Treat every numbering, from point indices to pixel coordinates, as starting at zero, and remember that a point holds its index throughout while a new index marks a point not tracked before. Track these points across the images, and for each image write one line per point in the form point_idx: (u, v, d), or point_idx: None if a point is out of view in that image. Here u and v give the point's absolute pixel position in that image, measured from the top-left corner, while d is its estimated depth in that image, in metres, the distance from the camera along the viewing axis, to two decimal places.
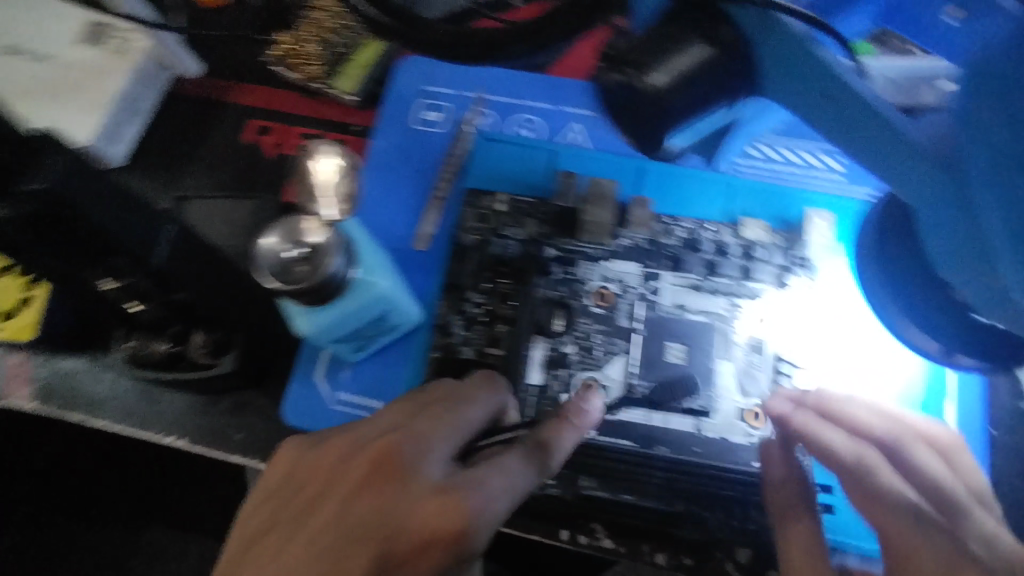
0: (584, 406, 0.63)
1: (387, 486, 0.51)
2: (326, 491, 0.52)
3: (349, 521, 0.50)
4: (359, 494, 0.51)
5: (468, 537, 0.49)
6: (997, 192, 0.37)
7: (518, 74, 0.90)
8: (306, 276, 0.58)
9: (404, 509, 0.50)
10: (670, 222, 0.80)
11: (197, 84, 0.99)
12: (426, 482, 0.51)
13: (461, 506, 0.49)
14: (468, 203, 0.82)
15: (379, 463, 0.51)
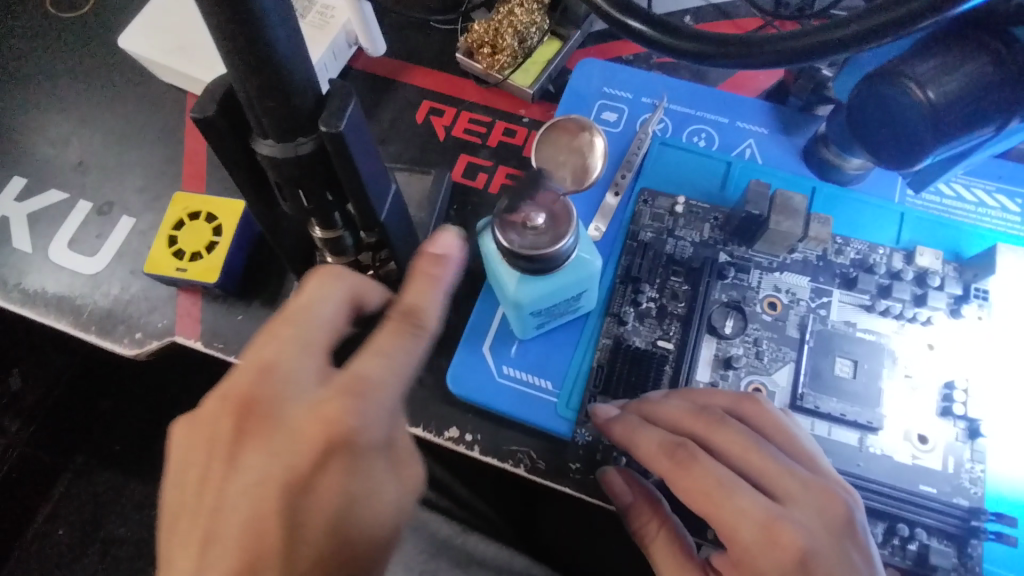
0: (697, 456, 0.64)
1: (256, 420, 0.51)
2: (216, 438, 0.52)
3: (234, 461, 0.50)
4: (224, 436, 0.51)
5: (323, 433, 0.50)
6: None
7: (695, 87, 0.94)
8: (537, 245, 0.62)
9: (277, 436, 0.50)
10: (842, 242, 0.82)
11: (375, 64, 1.05)
12: (282, 406, 0.52)
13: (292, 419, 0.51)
14: (644, 201, 0.85)
15: (232, 411, 0.51)
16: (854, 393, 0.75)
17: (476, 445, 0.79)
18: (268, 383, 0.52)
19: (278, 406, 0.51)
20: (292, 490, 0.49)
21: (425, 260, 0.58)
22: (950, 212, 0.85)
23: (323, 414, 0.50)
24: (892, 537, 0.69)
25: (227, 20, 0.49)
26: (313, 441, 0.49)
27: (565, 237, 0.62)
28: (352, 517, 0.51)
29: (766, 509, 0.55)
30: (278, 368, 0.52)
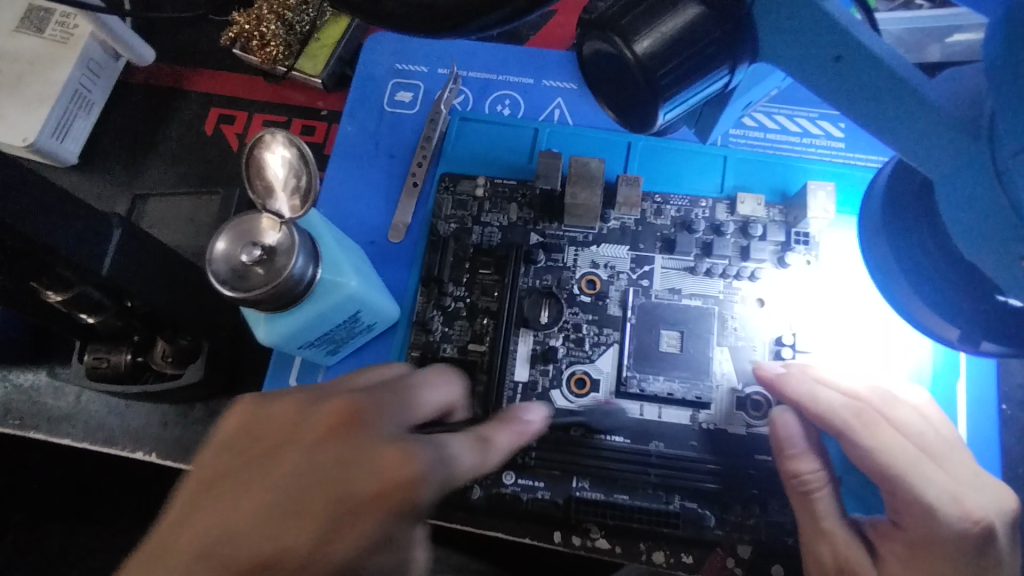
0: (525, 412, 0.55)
1: (352, 441, 0.44)
2: (285, 448, 0.45)
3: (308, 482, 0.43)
4: (322, 446, 0.44)
5: (420, 484, 0.42)
6: None
7: (494, 48, 0.84)
8: (263, 282, 0.53)
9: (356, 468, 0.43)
10: (661, 201, 0.75)
11: (148, 74, 0.93)
12: (391, 433, 0.45)
13: (419, 452, 0.44)
14: (445, 188, 0.77)
15: (350, 416, 0.45)
16: (683, 367, 0.69)
17: None
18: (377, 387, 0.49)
19: (292, 466, 0.43)
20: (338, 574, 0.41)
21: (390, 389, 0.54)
22: (774, 147, 0.78)
23: (376, 475, 0.42)
24: (728, 516, 0.66)
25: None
26: (395, 498, 0.42)
27: (289, 263, 0.53)
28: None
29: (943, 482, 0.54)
30: (387, 405, 0.47)
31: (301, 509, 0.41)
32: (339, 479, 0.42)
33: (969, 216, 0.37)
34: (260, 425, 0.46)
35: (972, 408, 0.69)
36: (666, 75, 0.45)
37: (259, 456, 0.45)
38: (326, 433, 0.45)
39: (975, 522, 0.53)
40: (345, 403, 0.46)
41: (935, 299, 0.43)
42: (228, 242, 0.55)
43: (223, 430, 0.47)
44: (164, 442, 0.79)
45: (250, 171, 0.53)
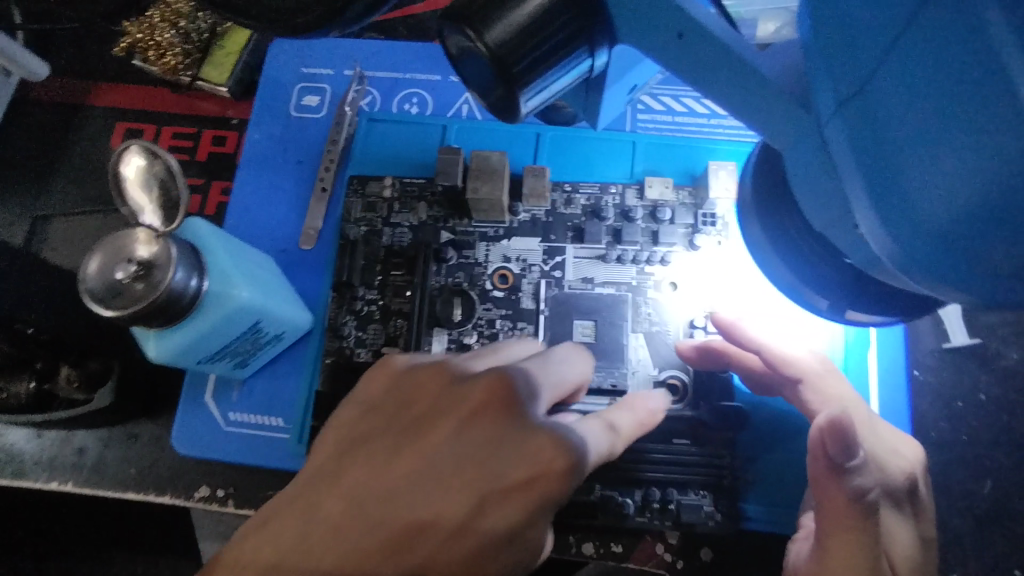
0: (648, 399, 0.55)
1: (507, 416, 0.47)
2: (442, 413, 0.49)
3: (459, 450, 0.47)
4: (479, 417, 0.48)
5: (573, 472, 0.45)
6: (844, 125, 0.30)
7: (400, 46, 0.83)
8: (138, 297, 0.51)
9: (506, 454, 0.46)
10: (571, 190, 0.75)
11: (47, 91, 0.90)
12: (540, 420, 0.47)
13: (570, 441, 0.46)
14: (353, 191, 0.75)
15: (503, 386, 0.48)
16: (597, 357, 0.69)
17: (229, 500, 0.73)
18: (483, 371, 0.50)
19: (447, 441, 0.47)
20: (416, 547, 0.45)
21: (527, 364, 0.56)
22: (682, 129, 0.79)
23: (535, 459, 0.45)
24: (650, 502, 0.65)
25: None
26: (526, 480, 0.45)
27: (166, 275, 0.51)
28: (481, 564, 0.45)
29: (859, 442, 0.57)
30: (530, 384, 0.49)
31: (452, 482, 0.46)
32: (494, 458, 0.46)
33: (812, 188, 0.37)
34: (452, 398, 0.49)
35: (883, 380, 0.71)
36: (525, 66, 0.44)
37: (504, 432, 0.47)
38: (474, 412, 0.48)
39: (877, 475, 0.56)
40: (478, 387, 0.49)
41: (800, 271, 0.43)
42: (102, 262, 0.52)
43: (373, 395, 0.52)
44: (80, 470, 0.77)
45: (116, 192, 0.52)
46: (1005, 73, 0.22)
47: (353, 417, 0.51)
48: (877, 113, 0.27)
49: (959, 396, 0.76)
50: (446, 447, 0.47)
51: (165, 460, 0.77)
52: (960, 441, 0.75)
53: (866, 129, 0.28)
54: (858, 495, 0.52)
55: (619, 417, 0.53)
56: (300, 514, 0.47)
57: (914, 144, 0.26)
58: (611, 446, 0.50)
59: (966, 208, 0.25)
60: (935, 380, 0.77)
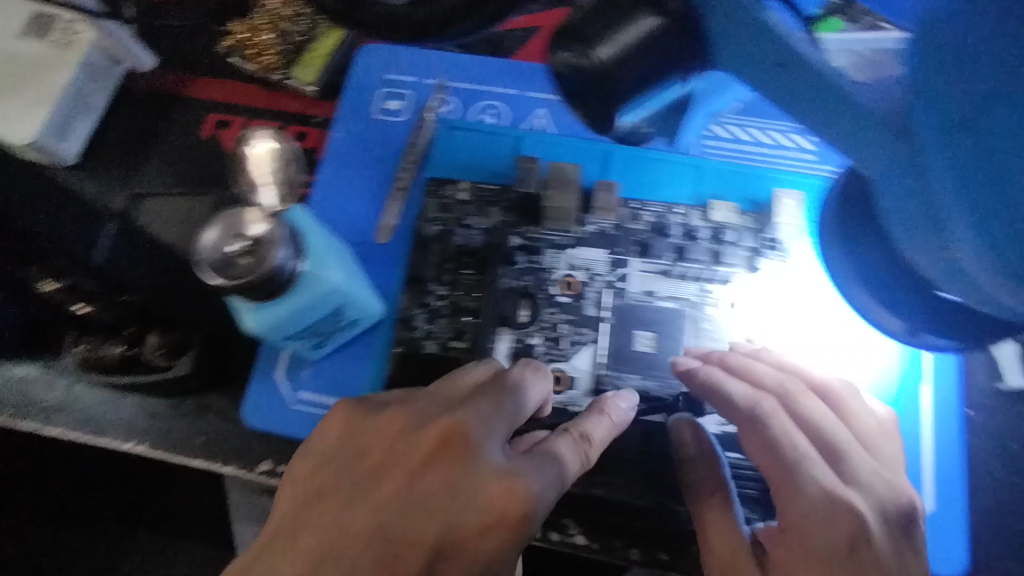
0: (619, 403, 0.65)
1: (455, 463, 0.50)
2: (389, 468, 0.51)
3: (411, 502, 0.49)
4: (428, 468, 0.50)
5: (527, 522, 0.49)
6: (947, 156, 0.32)
7: (480, 59, 0.88)
8: (247, 270, 0.56)
9: (466, 498, 0.49)
10: (638, 206, 0.78)
11: (147, 80, 0.96)
12: (493, 464, 0.51)
13: (525, 492, 0.49)
14: (430, 192, 0.79)
15: (454, 434, 0.51)
16: (656, 367, 0.72)
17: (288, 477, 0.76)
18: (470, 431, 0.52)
19: (416, 480, 0.50)
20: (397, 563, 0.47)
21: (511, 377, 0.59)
22: (747, 157, 0.82)
23: (501, 490, 0.49)
24: None
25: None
26: (496, 518, 0.48)
27: (274, 253, 0.56)
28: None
29: (828, 480, 0.60)
30: (485, 424, 0.53)
31: (416, 525, 0.48)
32: (452, 501, 0.49)
33: (903, 213, 0.40)
34: (437, 440, 0.51)
35: (936, 410, 0.73)
36: (628, 86, 0.48)
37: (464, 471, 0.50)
38: (429, 458, 0.50)
39: (852, 515, 0.58)
40: (444, 446, 0.51)
41: (880, 293, 0.46)
42: (217, 234, 0.57)
43: (319, 438, 0.55)
44: (155, 433, 0.78)
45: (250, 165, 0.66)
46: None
47: (324, 440, 0.55)
48: (985, 143, 0.30)
49: (1010, 436, 0.77)
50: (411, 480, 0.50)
51: (231, 432, 0.81)
52: (1007, 481, 0.75)
53: (971, 159, 0.31)
54: (820, 498, 0.59)
55: (596, 428, 0.61)
56: (289, 561, 0.47)
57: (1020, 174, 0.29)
58: (586, 454, 0.59)
59: None
60: (985, 420, 0.78)
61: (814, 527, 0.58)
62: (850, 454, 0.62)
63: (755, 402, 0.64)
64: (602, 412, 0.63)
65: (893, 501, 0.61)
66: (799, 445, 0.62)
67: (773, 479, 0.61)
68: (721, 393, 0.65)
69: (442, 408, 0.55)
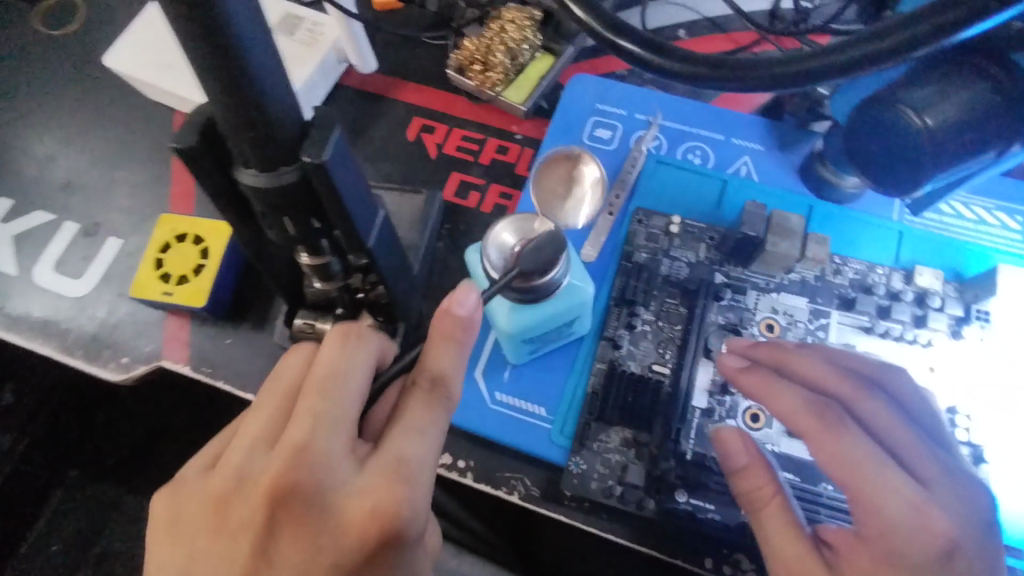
0: (756, 454, 0.63)
1: (300, 474, 0.48)
2: (266, 468, 0.51)
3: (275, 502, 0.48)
4: (280, 468, 0.49)
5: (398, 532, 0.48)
6: None
7: (690, 103, 0.93)
8: (523, 273, 0.60)
9: (332, 500, 0.48)
10: (841, 262, 0.81)
11: (362, 80, 1.03)
12: (337, 483, 0.49)
13: (365, 503, 0.48)
14: (638, 220, 0.84)
15: (305, 441, 0.49)
16: None
17: (469, 472, 0.78)
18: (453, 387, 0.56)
19: (318, 492, 0.48)
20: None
21: (445, 320, 0.55)
22: (950, 230, 0.83)
23: (370, 504, 0.47)
24: None
25: (195, 40, 0.46)
26: (369, 539, 0.47)
27: (553, 267, 0.60)
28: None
29: (914, 495, 0.55)
30: (406, 433, 0.52)
31: (307, 532, 0.47)
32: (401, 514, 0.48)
33: None
34: (366, 482, 0.49)
35: None
36: (947, 149, 0.52)
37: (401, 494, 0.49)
38: (375, 486, 0.48)
39: (934, 535, 0.54)
40: (422, 416, 0.53)
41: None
42: (511, 232, 0.63)
43: (427, 361, 0.55)
44: None
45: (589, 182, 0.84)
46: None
47: (207, 487, 0.52)
48: None
49: None
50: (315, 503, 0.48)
51: None
52: None
53: None
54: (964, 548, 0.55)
55: (757, 475, 0.62)
56: (287, 541, 0.48)
57: None
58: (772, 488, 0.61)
59: None
60: None
61: (900, 529, 0.55)
62: (916, 461, 0.58)
63: (826, 408, 0.59)
64: (761, 462, 0.63)
65: (968, 508, 0.56)
66: (873, 454, 0.57)
67: (842, 480, 0.57)
68: (780, 393, 0.62)
69: (346, 425, 0.51)
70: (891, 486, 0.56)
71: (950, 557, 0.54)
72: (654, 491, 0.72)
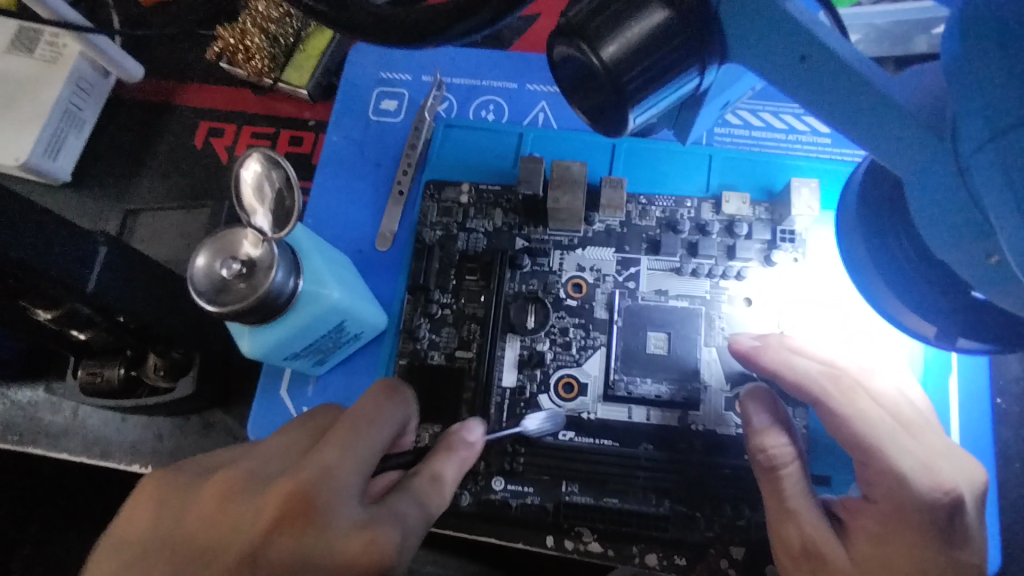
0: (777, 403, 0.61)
1: None
2: None
3: None
4: None
5: None
6: (984, 132, 0.30)
7: (478, 53, 0.85)
8: (241, 296, 0.54)
9: None
10: (646, 202, 0.75)
11: (140, 91, 0.94)
12: None
13: None
14: (430, 195, 0.77)
15: None
16: (672, 369, 0.69)
17: None
18: (329, 503, 0.44)
19: None
20: None
21: (373, 395, 0.50)
22: (759, 144, 0.79)
23: None
24: (720, 517, 0.66)
25: None
26: None
27: (268, 276, 0.54)
28: None
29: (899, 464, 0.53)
30: (338, 484, 0.44)
31: None
32: (300, 573, 0.42)
33: (935, 213, 0.37)
34: (188, 520, 0.44)
35: (965, 404, 0.69)
36: (635, 81, 0.45)
37: (174, 507, 0.46)
38: (272, 522, 0.43)
39: (944, 492, 0.52)
40: (418, 497, 0.48)
41: (926, 313, 0.43)
42: (208, 257, 0.55)
43: (319, 455, 0.45)
44: (160, 454, 0.81)
45: (283, 181, 0.53)
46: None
47: None
48: None
49: None
50: (158, 536, 0.45)
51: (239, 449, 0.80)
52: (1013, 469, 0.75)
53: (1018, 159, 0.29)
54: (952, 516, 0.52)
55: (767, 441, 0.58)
56: None
57: None
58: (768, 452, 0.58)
59: None
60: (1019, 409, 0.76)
61: (912, 492, 0.53)
62: (928, 434, 0.56)
63: (838, 372, 0.57)
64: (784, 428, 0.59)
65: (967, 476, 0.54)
66: (888, 419, 0.55)
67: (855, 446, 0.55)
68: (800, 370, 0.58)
69: None
70: (902, 447, 0.54)
71: (952, 524, 0.52)
72: (468, 483, 0.68)
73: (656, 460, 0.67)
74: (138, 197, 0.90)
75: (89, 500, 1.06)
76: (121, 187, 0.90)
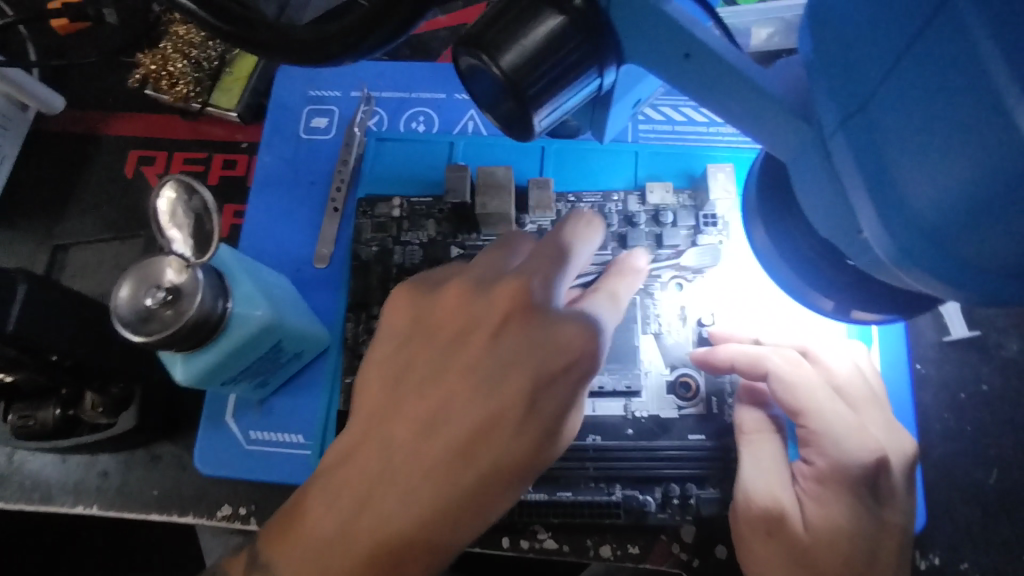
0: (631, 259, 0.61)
1: None
2: None
3: None
4: None
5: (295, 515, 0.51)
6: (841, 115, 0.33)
7: (406, 67, 0.86)
8: (167, 323, 0.53)
9: None
10: (574, 199, 0.76)
11: (62, 123, 0.92)
12: None
13: None
14: (363, 212, 0.76)
15: None
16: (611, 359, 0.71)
17: (252, 517, 0.75)
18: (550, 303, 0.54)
19: None
20: None
21: (573, 224, 0.59)
22: (682, 138, 0.82)
23: None
24: (670, 499, 0.68)
25: None
26: None
27: (194, 301, 0.53)
28: None
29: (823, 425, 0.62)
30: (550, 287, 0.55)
31: None
32: (535, 351, 0.52)
33: (814, 197, 0.39)
34: (430, 320, 0.56)
35: (885, 372, 0.73)
36: (536, 87, 0.46)
37: (425, 304, 0.57)
38: (502, 318, 0.53)
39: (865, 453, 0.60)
40: (603, 306, 0.56)
41: (800, 265, 0.45)
42: (131, 288, 0.55)
43: (527, 267, 0.55)
44: (105, 492, 0.79)
45: (201, 207, 0.53)
46: (984, 90, 0.26)
47: None
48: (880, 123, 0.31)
49: (962, 387, 0.81)
50: (411, 339, 0.56)
51: (188, 480, 0.78)
52: (935, 429, 0.80)
53: (870, 135, 0.32)
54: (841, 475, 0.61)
55: (619, 284, 0.58)
56: None
57: (908, 136, 0.30)
58: (614, 308, 0.57)
59: (955, 202, 0.29)
60: (938, 372, 0.81)
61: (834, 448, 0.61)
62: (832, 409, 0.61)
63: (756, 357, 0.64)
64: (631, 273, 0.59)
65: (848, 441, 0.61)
66: None
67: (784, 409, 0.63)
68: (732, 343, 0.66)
69: None
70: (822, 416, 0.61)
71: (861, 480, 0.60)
72: None
73: (601, 452, 0.68)
74: (66, 231, 0.88)
75: (39, 547, 1.02)
76: (48, 221, 0.88)
